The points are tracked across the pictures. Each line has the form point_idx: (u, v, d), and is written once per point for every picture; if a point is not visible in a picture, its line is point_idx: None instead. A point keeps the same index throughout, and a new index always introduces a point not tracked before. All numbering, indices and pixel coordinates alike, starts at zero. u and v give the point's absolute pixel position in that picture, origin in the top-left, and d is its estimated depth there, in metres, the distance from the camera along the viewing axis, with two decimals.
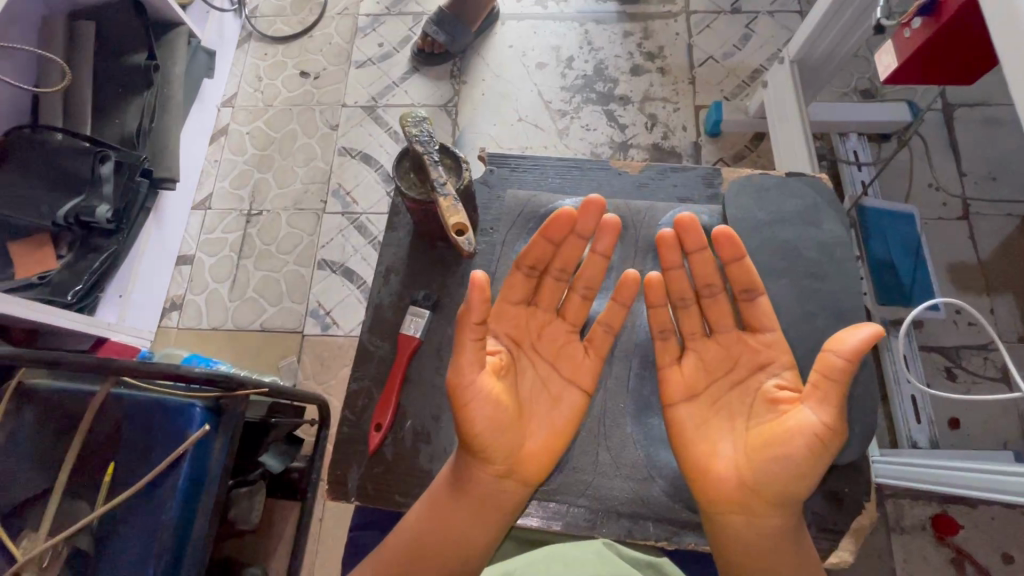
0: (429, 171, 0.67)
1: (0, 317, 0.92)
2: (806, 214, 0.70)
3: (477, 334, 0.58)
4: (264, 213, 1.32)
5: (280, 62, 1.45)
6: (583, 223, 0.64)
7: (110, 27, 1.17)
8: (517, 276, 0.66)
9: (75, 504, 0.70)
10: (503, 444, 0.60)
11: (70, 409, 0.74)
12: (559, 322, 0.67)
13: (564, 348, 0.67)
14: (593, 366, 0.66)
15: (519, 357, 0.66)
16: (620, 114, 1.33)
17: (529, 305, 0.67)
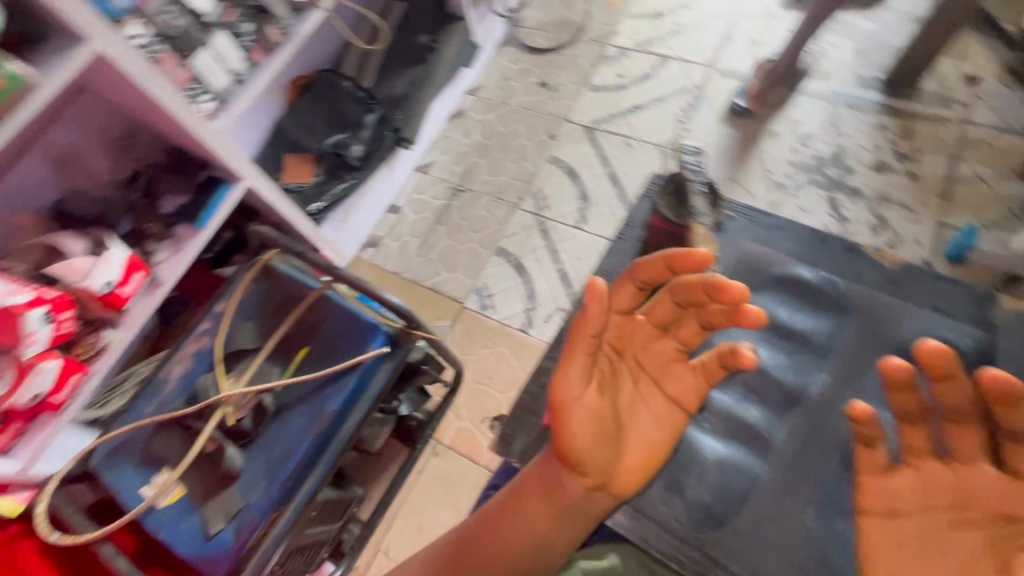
0: (696, 200, 0.87)
1: (260, 203, 1.11)
2: None
3: (589, 348, 0.54)
4: (469, 191, 1.46)
5: (527, 68, 1.59)
6: (687, 269, 0.53)
7: (414, 9, 1.40)
8: (627, 287, 0.58)
9: (270, 369, 0.86)
10: (600, 461, 0.56)
11: (293, 294, 0.90)
12: (668, 340, 0.60)
13: (671, 366, 0.60)
14: (698, 391, 0.59)
15: (619, 366, 0.60)
16: (845, 206, 1.24)
17: (639, 316, 0.61)
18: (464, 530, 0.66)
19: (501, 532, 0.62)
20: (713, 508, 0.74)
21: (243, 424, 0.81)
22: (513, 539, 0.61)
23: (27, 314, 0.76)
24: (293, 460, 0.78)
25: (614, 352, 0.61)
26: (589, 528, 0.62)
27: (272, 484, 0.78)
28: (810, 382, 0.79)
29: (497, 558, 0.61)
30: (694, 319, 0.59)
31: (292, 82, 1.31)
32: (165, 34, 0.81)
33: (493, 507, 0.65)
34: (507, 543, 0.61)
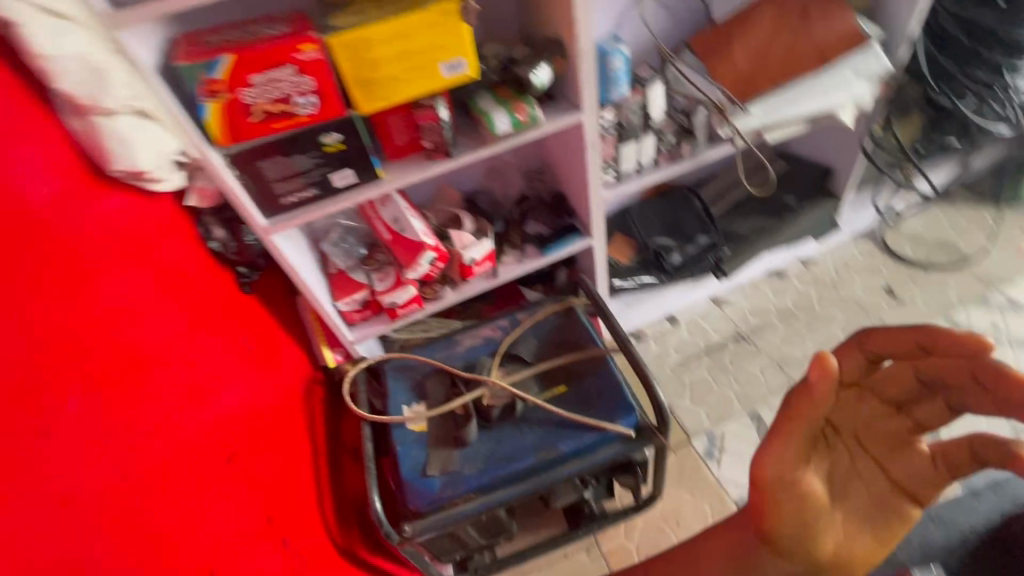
0: None
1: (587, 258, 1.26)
2: None
3: (806, 433, 0.53)
4: (752, 345, 1.41)
5: (878, 269, 1.48)
6: (932, 343, 0.51)
7: (794, 173, 1.46)
8: (855, 356, 0.57)
9: (530, 385, 0.98)
10: (805, 535, 0.54)
11: (577, 342, 1.03)
12: (901, 420, 0.55)
13: (899, 451, 0.54)
14: (933, 484, 0.53)
15: (831, 436, 0.57)
16: None
17: (862, 387, 0.57)
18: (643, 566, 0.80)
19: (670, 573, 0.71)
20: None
21: (492, 412, 0.93)
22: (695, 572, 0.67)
23: (426, 250, 1.04)
24: (514, 465, 0.89)
25: (829, 424, 0.57)
26: None
27: (485, 472, 0.89)
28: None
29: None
30: (938, 400, 0.52)
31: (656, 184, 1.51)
32: (621, 124, 1.06)
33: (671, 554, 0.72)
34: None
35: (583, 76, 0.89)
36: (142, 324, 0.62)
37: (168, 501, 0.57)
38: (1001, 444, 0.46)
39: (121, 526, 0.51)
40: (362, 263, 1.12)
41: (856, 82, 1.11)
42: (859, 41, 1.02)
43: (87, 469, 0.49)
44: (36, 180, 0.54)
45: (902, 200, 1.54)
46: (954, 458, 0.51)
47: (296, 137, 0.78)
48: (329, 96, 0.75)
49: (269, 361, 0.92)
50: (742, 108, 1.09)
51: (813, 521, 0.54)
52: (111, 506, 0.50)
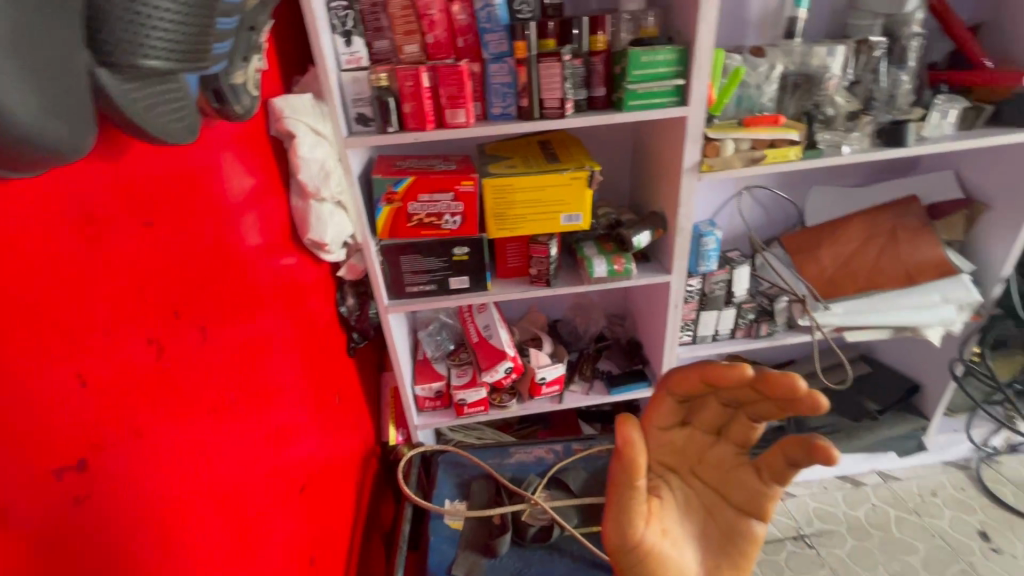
0: None
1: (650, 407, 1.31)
2: None
3: (631, 495, 0.56)
4: (816, 551, 1.27)
5: (971, 506, 1.34)
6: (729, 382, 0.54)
7: (877, 378, 1.44)
8: (666, 400, 0.59)
9: (570, 514, 0.99)
10: None
11: None
12: (723, 447, 0.60)
13: (729, 472, 0.60)
14: (760, 491, 0.59)
15: (670, 476, 0.62)
16: None
17: (686, 425, 0.61)
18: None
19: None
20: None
21: (526, 529, 0.94)
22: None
23: (505, 360, 1.16)
24: None
25: (665, 467, 0.62)
26: None
27: None
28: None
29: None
30: (743, 416, 0.58)
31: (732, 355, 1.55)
32: (703, 291, 1.16)
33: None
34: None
35: (676, 246, 1.04)
36: (275, 362, 0.73)
37: (261, 517, 0.62)
38: (804, 443, 0.53)
39: (238, 521, 0.56)
40: (447, 357, 1.26)
41: (944, 306, 1.14)
42: (947, 271, 1.09)
43: (234, 458, 0.57)
44: (250, 232, 0.71)
45: (1002, 438, 1.44)
46: (776, 469, 0.57)
47: (432, 242, 0.97)
48: (470, 219, 0.95)
49: (346, 419, 1.01)
50: (824, 305, 1.16)
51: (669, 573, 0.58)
52: (236, 497, 0.56)
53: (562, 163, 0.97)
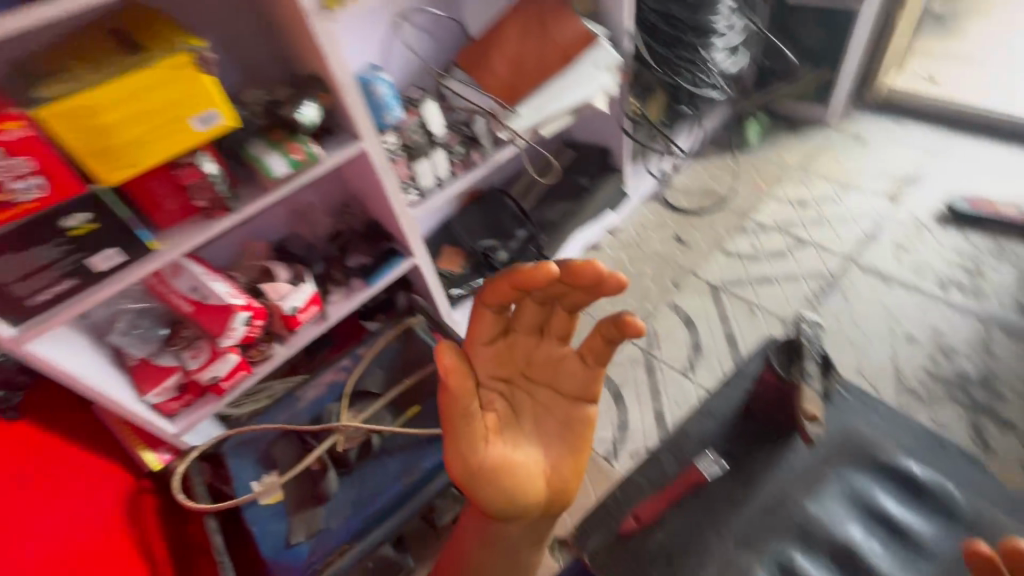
0: (806, 363, 0.87)
1: (418, 276, 1.29)
2: None
3: (462, 404, 0.70)
4: (586, 314, 1.55)
5: (665, 223, 1.75)
6: (527, 280, 0.64)
7: (579, 158, 1.66)
8: (484, 313, 0.72)
9: (383, 416, 0.98)
10: (504, 495, 0.72)
11: (421, 358, 1.05)
12: (547, 342, 0.75)
13: (557, 367, 0.75)
14: (586, 378, 0.74)
15: (508, 385, 0.77)
16: (991, 435, 1.14)
17: (509, 335, 0.75)
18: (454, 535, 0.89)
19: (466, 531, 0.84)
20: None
21: (348, 455, 0.91)
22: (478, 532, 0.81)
23: (235, 312, 0.96)
24: (381, 498, 0.87)
25: (504, 379, 0.76)
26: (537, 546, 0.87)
27: (354, 514, 0.86)
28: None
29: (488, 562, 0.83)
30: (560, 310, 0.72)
31: (468, 193, 1.63)
32: (405, 144, 1.10)
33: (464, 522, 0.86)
34: (473, 534, 0.83)
35: (349, 108, 0.91)
36: None
37: None
38: (614, 321, 0.67)
39: None
40: (165, 346, 1.01)
41: (598, 74, 1.28)
42: (590, 40, 1.19)
43: None
44: None
45: (668, 163, 1.84)
46: (596, 350, 0.71)
47: (23, 225, 0.68)
48: (56, 173, 0.67)
49: (76, 488, 0.82)
50: (513, 111, 1.21)
51: (516, 469, 0.73)
52: None
53: (147, 52, 0.71)
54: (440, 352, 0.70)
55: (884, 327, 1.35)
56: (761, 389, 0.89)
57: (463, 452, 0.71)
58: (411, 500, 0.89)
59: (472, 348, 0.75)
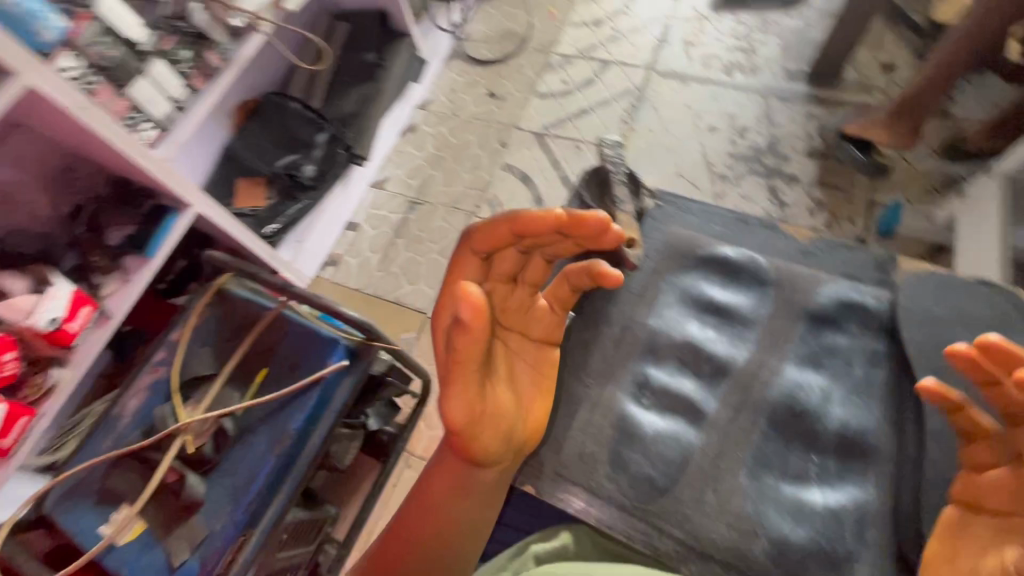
0: (616, 188, 0.84)
1: (211, 228, 1.09)
2: (994, 324, 0.64)
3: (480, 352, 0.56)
4: (426, 204, 1.48)
5: (474, 80, 1.63)
6: (524, 223, 0.57)
7: (356, 30, 1.43)
8: (469, 257, 0.62)
9: (230, 394, 0.84)
10: (500, 443, 0.60)
11: (249, 317, 0.89)
12: (520, 290, 0.63)
13: (521, 314, 0.64)
14: (553, 325, 0.65)
15: None
16: (783, 192, 1.32)
17: (486, 286, 0.63)
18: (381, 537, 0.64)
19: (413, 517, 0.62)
20: (656, 481, 0.62)
21: (205, 452, 0.79)
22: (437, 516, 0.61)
23: None
24: (256, 485, 0.77)
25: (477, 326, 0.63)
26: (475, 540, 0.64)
27: (237, 504, 0.77)
28: (745, 355, 0.68)
29: (423, 567, 0.60)
30: (540, 257, 0.62)
31: (241, 105, 1.34)
32: (99, 65, 0.82)
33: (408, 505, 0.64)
34: (427, 521, 0.61)
35: None
36: None
37: None
38: (590, 268, 0.60)
39: None
40: None
41: None
42: None
43: None
44: None
45: (456, 13, 1.67)
46: (559, 297, 0.64)
47: None
48: None
49: None
50: None
51: (510, 420, 0.60)
52: None
53: None
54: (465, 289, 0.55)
55: (689, 125, 1.44)
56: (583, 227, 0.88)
57: (472, 400, 0.56)
58: (294, 469, 0.79)
59: (467, 298, 0.63)
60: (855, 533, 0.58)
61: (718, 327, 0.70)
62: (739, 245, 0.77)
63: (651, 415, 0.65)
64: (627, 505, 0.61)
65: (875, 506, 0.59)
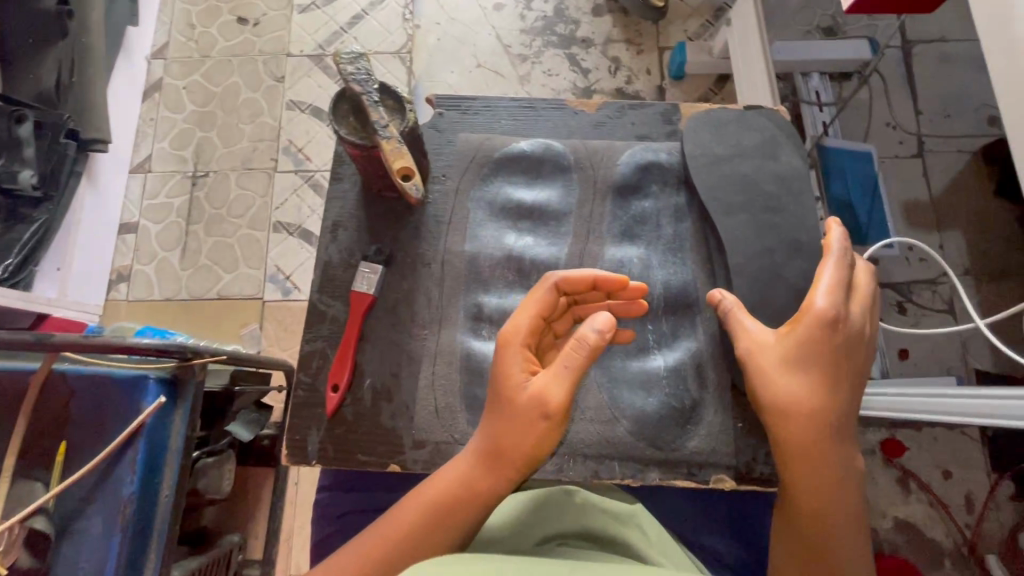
0: (369, 112, 0.58)
1: None
2: (764, 147, 0.68)
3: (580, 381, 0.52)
4: (211, 174, 1.24)
5: (214, 7, 1.33)
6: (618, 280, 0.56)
7: None
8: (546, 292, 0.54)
9: (29, 487, 0.66)
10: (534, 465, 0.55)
11: (14, 390, 0.69)
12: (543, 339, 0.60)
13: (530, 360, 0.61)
14: None
15: None
16: (583, 58, 1.30)
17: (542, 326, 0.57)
18: (360, 555, 0.51)
19: (430, 532, 0.51)
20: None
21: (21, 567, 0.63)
22: (463, 532, 0.51)
23: None
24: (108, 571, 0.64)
25: None
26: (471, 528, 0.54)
27: None
28: (564, 250, 0.69)
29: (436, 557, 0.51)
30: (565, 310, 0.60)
31: None
32: None
33: (413, 519, 0.51)
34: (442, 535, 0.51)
35: None
36: None
37: None
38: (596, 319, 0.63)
39: None
40: None
41: None
42: None
43: None
44: None
45: None
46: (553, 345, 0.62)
47: None
48: None
49: None
50: None
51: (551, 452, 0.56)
52: None
53: None
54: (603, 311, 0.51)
55: (473, 9, 1.33)
56: (356, 166, 0.65)
57: (549, 421, 0.50)
58: (154, 531, 0.67)
59: (538, 319, 0.53)
60: (696, 380, 0.63)
61: (533, 230, 0.69)
62: (532, 136, 0.73)
63: (493, 343, 0.65)
64: None
65: (705, 347, 0.65)
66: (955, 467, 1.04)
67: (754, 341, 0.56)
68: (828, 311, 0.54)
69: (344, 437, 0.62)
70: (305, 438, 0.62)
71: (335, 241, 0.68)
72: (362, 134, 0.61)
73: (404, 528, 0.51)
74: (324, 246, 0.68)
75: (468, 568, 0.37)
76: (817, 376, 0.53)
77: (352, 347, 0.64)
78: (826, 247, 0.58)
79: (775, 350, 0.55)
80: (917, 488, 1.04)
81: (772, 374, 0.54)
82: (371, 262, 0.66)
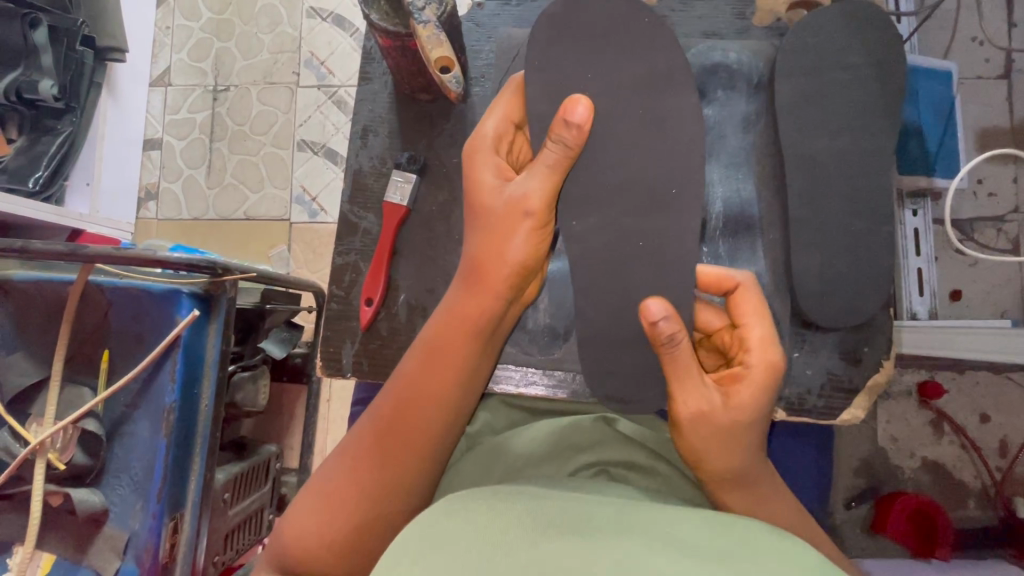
0: None
1: None
2: (872, 57, 0.57)
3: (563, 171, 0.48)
4: (233, 88, 1.19)
5: None
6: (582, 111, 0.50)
7: None
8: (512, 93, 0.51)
9: (78, 390, 0.69)
10: (525, 269, 0.50)
11: (56, 299, 0.70)
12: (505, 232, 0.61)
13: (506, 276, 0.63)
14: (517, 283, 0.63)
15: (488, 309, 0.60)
16: None
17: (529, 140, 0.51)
18: (374, 414, 0.50)
19: (430, 373, 0.49)
20: (558, 328, 0.63)
21: (79, 462, 0.67)
22: (453, 365, 0.50)
23: None
24: (157, 472, 0.68)
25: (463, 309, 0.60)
26: (471, 360, 0.51)
27: (147, 498, 0.68)
28: None
29: (419, 389, 0.49)
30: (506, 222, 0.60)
31: None
32: None
33: (410, 365, 0.50)
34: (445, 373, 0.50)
35: None
36: None
37: None
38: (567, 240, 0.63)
39: None
40: None
41: None
42: None
43: None
44: None
45: None
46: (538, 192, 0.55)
47: None
48: None
49: None
50: None
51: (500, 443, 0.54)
52: None
53: None
54: (575, 101, 0.47)
55: None
56: (387, 59, 0.60)
57: (523, 204, 0.48)
58: (197, 436, 0.70)
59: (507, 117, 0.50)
60: None
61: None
62: None
63: None
64: (533, 359, 0.63)
65: (765, 271, 0.62)
66: (994, 412, 1.01)
67: (700, 397, 0.45)
68: (718, 415, 0.45)
69: (380, 351, 0.62)
70: (340, 349, 0.62)
71: (365, 147, 0.65)
72: (395, 19, 0.56)
73: (405, 377, 0.50)
74: (355, 155, 0.65)
75: (506, 504, 0.37)
76: (749, 427, 0.46)
77: (387, 259, 0.62)
78: (661, 324, 0.44)
79: (726, 409, 0.45)
80: (951, 430, 1.01)
81: (717, 435, 0.45)
82: (405, 171, 0.63)
